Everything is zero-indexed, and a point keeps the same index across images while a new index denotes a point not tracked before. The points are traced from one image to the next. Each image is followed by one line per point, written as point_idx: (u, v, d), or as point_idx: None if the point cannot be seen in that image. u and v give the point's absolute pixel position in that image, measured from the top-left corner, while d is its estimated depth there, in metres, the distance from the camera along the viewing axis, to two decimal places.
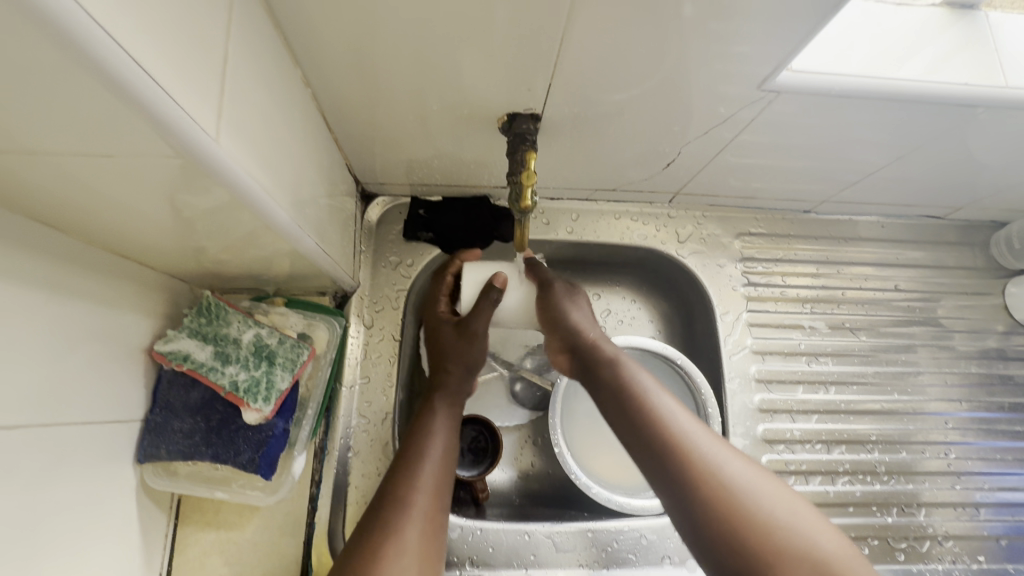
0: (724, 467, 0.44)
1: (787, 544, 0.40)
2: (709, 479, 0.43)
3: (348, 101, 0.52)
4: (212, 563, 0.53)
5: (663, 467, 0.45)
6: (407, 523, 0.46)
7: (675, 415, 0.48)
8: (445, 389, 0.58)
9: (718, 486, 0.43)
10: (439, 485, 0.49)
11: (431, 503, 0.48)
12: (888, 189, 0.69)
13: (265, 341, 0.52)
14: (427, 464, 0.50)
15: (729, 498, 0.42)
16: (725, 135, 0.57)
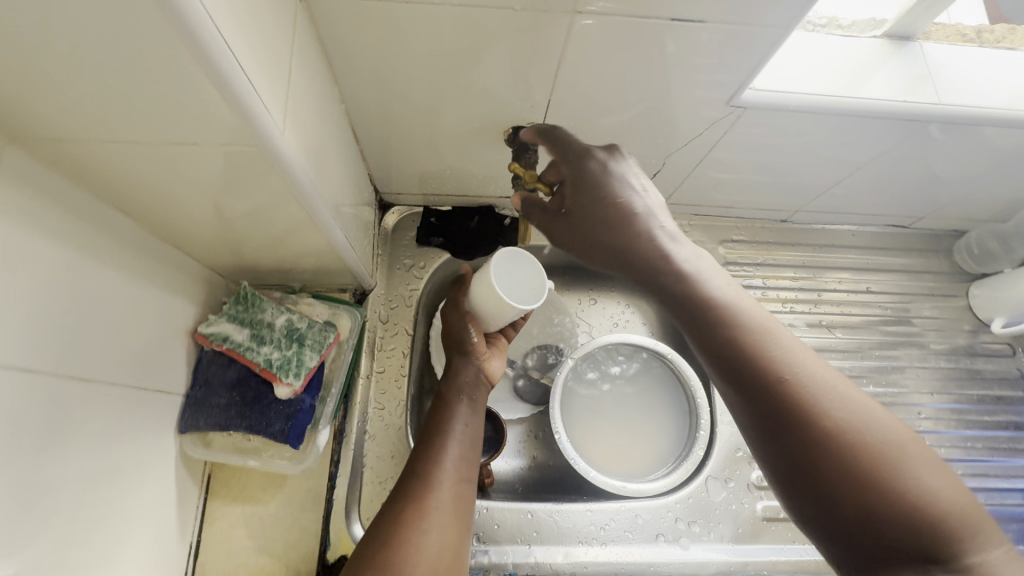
0: (836, 403, 0.39)
1: (899, 490, 0.35)
2: (829, 427, 0.38)
3: (374, 117, 0.60)
4: (237, 535, 0.58)
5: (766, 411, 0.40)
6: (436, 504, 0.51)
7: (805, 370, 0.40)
8: (459, 381, 0.62)
9: (848, 436, 0.37)
10: (461, 468, 0.55)
11: (454, 487, 0.53)
12: (854, 199, 0.76)
13: (295, 325, 0.57)
14: (451, 449, 0.56)
15: (854, 443, 0.37)
16: (702, 148, 0.64)
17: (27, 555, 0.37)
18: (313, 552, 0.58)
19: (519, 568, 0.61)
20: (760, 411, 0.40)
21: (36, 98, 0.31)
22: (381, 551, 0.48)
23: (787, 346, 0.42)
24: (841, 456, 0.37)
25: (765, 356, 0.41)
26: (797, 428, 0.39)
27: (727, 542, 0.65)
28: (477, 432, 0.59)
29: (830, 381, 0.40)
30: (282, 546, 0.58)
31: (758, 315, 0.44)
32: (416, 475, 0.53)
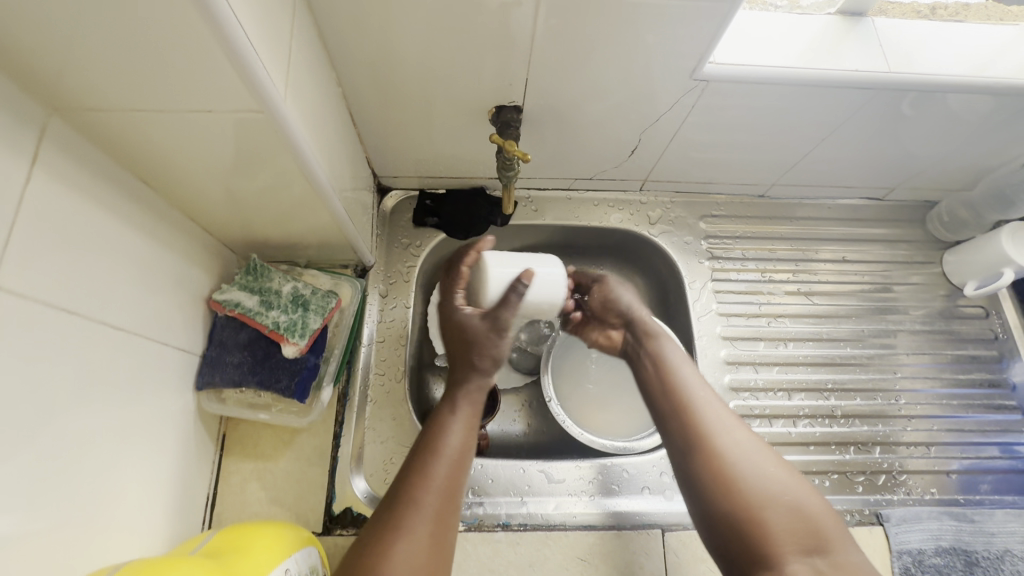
0: (735, 453, 0.55)
1: (755, 509, 0.52)
2: (736, 488, 0.53)
3: (368, 101, 0.65)
4: (250, 489, 0.62)
5: (701, 491, 0.55)
6: (417, 537, 0.50)
7: (724, 425, 0.57)
8: (465, 392, 0.60)
9: (755, 489, 0.53)
10: (448, 495, 0.54)
11: (437, 517, 0.52)
12: (826, 171, 0.80)
13: (300, 292, 0.62)
14: (439, 473, 0.55)
15: (750, 493, 0.52)
16: (673, 122, 0.68)
17: (66, 475, 0.42)
18: (321, 504, 0.63)
19: (513, 518, 0.66)
20: (692, 460, 0.57)
21: (78, 71, 0.37)
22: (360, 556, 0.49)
23: (718, 421, 0.58)
24: (745, 502, 0.52)
25: (711, 465, 0.55)
26: (719, 504, 0.53)
27: None
28: (467, 447, 0.58)
29: (745, 442, 0.56)
30: (291, 498, 0.63)
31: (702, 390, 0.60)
32: (400, 499, 0.52)
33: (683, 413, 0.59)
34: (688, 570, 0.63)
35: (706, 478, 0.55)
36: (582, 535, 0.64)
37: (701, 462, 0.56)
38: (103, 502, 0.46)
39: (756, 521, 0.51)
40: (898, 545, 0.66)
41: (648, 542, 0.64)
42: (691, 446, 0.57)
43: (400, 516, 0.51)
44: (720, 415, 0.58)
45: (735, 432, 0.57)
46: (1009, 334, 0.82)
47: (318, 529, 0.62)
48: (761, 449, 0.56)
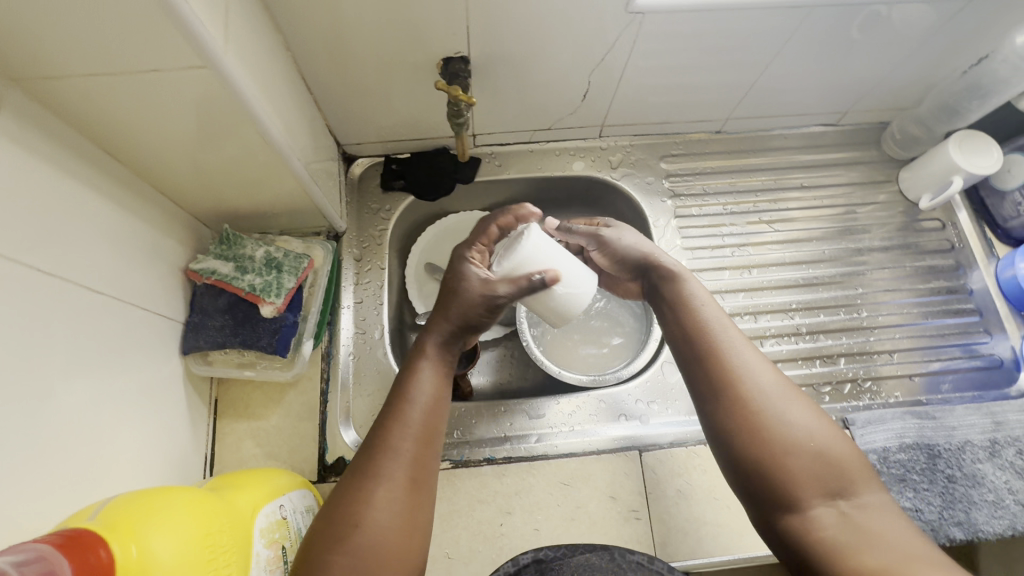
0: (757, 384, 0.49)
1: (784, 442, 0.46)
2: (762, 421, 0.47)
3: (319, 67, 0.66)
4: (246, 447, 0.66)
5: (725, 432, 0.48)
6: (396, 484, 0.47)
7: (745, 357, 0.50)
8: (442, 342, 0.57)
9: (780, 433, 0.46)
10: (425, 440, 0.50)
11: (414, 463, 0.49)
12: (779, 99, 0.82)
13: (273, 255, 0.65)
14: (413, 417, 0.51)
15: (776, 442, 0.46)
16: (618, 61, 0.70)
17: (63, 429, 0.45)
18: (314, 455, 0.67)
19: (497, 453, 0.69)
20: (719, 404, 0.49)
21: (23, 36, 0.39)
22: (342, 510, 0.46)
23: (755, 372, 0.50)
24: (771, 447, 0.46)
25: (736, 400, 0.48)
26: (751, 443, 0.47)
27: (683, 415, 0.72)
28: (443, 391, 0.54)
29: (778, 393, 0.48)
30: (286, 452, 0.66)
31: (715, 319, 0.53)
32: (373, 445, 0.49)
33: (710, 366, 0.50)
34: (666, 484, 0.67)
35: (733, 417, 0.48)
36: (564, 461, 0.67)
37: (731, 415, 0.48)
38: (102, 457, 0.49)
39: (787, 453, 0.46)
40: (863, 445, 0.70)
41: (627, 464, 0.67)
42: (720, 400, 0.49)
43: (375, 463, 0.48)
44: (738, 344, 0.51)
45: (761, 369, 0.50)
46: (965, 243, 0.84)
47: (314, 477, 0.66)
48: (797, 403, 0.48)
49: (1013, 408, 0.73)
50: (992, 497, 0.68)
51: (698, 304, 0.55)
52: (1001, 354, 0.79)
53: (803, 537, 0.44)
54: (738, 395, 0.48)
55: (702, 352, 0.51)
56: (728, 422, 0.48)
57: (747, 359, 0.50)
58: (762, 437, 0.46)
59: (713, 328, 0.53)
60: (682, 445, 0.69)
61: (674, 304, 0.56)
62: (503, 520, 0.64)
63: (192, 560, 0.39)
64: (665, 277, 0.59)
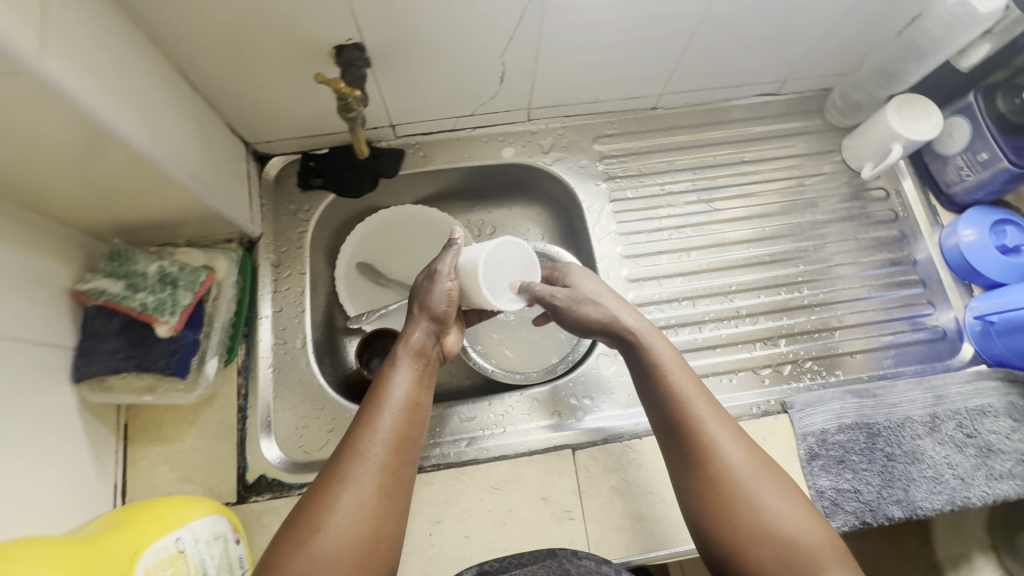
0: (729, 467, 0.50)
1: (754, 529, 0.47)
2: (732, 507, 0.49)
3: (205, 64, 0.60)
4: (160, 471, 0.63)
5: (698, 514, 0.50)
6: (364, 496, 0.46)
7: (718, 439, 0.51)
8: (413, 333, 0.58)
9: (748, 517, 0.48)
10: (398, 450, 0.50)
11: (385, 473, 0.48)
12: (712, 71, 0.78)
13: (168, 270, 0.61)
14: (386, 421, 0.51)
15: (749, 522, 0.48)
16: (531, 37, 0.65)
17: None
18: (233, 475, 0.64)
19: (426, 460, 0.66)
20: (693, 486, 0.51)
21: None
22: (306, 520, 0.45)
23: (728, 447, 0.51)
24: (739, 531, 0.48)
25: (707, 484, 0.50)
26: (721, 524, 0.49)
27: (619, 408, 0.70)
28: (418, 397, 0.54)
29: (752, 477, 0.50)
30: (202, 474, 0.64)
31: (688, 396, 0.53)
32: (346, 450, 0.49)
33: (683, 444, 0.52)
34: (599, 482, 0.65)
35: (704, 501, 0.50)
36: (494, 464, 0.65)
37: (703, 499, 0.50)
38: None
39: (755, 541, 0.47)
40: (802, 429, 0.68)
41: (559, 463, 0.65)
42: (695, 482, 0.51)
43: (343, 473, 0.47)
44: (712, 425, 0.52)
45: (732, 449, 0.51)
46: (909, 212, 0.82)
47: (233, 498, 0.63)
48: (771, 481, 0.49)
49: (953, 381, 0.71)
50: (931, 474, 0.67)
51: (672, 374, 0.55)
52: (945, 325, 0.77)
53: None
54: (710, 481, 0.50)
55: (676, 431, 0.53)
56: (699, 504, 0.50)
57: (719, 439, 0.51)
58: (730, 520, 0.48)
59: (687, 405, 0.53)
60: (616, 440, 0.67)
61: (650, 381, 0.56)
62: (432, 530, 0.62)
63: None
64: (633, 348, 0.58)
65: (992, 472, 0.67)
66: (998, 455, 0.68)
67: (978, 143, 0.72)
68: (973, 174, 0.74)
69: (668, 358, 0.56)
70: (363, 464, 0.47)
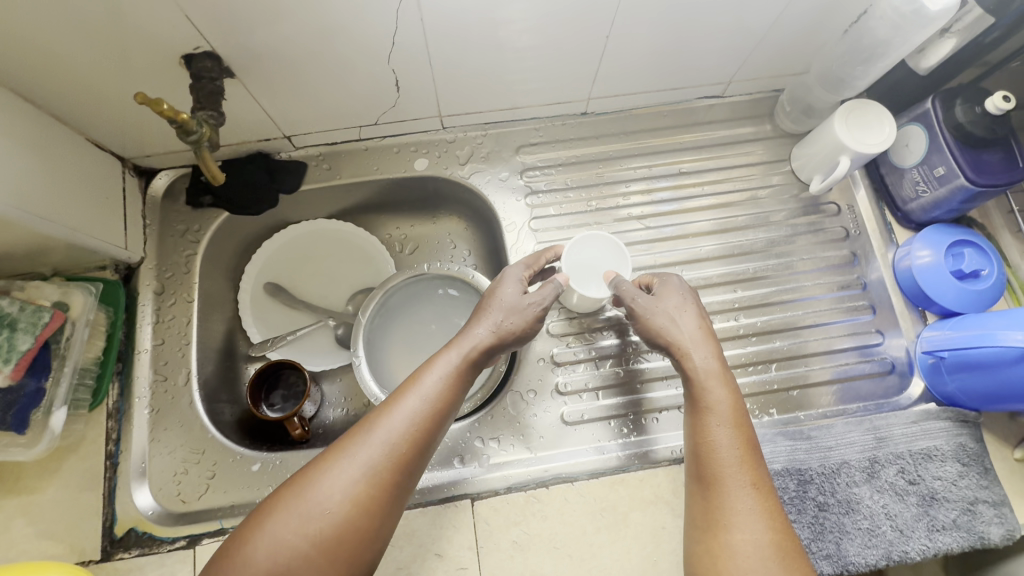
0: (742, 535, 0.47)
1: None
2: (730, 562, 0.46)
3: (38, 78, 0.53)
4: (17, 526, 0.58)
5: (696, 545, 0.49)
6: (371, 478, 0.47)
7: (749, 501, 0.48)
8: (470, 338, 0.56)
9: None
10: (416, 453, 0.49)
11: (396, 469, 0.48)
12: (642, 74, 0.70)
13: (6, 310, 0.54)
14: (410, 420, 0.50)
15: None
16: (417, 37, 0.57)
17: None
18: (98, 529, 0.58)
19: None
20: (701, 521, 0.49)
21: None
22: (307, 479, 0.47)
23: (745, 509, 0.48)
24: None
25: (716, 531, 0.48)
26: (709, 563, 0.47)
27: (527, 452, 0.64)
28: (446, 413, 0.52)
29: (764, 559, 0.45)
30: (63, 529, 0.58)
31: (738, 451, 0.50)
32: (367, 427, 0.49)
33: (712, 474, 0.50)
34: (500, 536, 0.59)
35: (707, 537, 0.48)
36: None
37: (705, 530, 0.49)
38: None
39: None
40: None
41: (456, 515, 0.60)
42: (706, 517, 0.49)
43: (357, 446, 0.48)
44: (749, 493, 0.48)
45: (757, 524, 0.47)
46: (861, 230, 0.75)
47: (97, 556, 0.58)
48: (776, 569, 0.45)
49: (898, 421, 0.65)
50: (866, 525, 0.61)
51: (735, 424, 0.52)
52: (894, 357, 0.71)
53: None
54: (722, 529, 0.48)
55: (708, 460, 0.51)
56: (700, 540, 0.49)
57: (748, 502, 0.48)
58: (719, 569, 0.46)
59: (731, 453, 0.50)
60: (520, 489, 0.61)
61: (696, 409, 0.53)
62: None
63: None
64: (687, 376, 0.54)
65: (935, 523, 0.61)
66: (942, 504, 0.62)
67: (934, 157, 0.64)
68: (930, 191, 0.66)
69: (737, 413, 0.52)
70: (379, 448, 0.48)
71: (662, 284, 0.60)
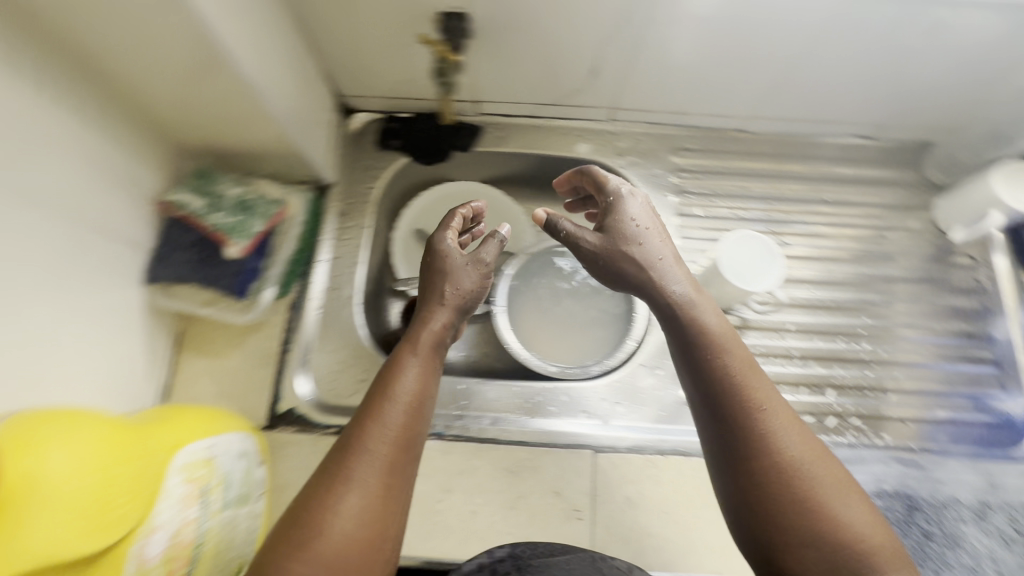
0: (805, 477, 0.44)
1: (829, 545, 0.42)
2: (809, 529, 0.42)
3: (319, 12, 0.63)
4: (201, 383, 0.66)
5: (767, 548, 0.44)
6: (370, 493, 0.44)
7: (790, 446, 0.46)
8: (428, 326, 0.54)
9: (823, 529, 0.42)
10: (406, 445, 0.47)
11: (393, 472, 0.45)
12: (810, 103, 0.75)
13: (246, 197, 0.65)
14: (395, 419, 0.47)
15: (814, 532, 0.42)
16: (634, 34, 0.64)
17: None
18: (266, 402, 0.66)
19: (448, 429, 0.67)
20: (761, 517, 0.44)
21: None
22: (295, 523, 0.42)
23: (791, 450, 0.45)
24: (813, 554, 0.42)
25: (779, 503, 0.43)
26: (796, 552, 0.42)
27: (646, 422, 0.69)
28: (429, 394, 0.50)
29: (827, 490, 0.44)
30: (238, 395, 0.66)
31: (763, 402, 0.47)
32: (345, 450, 0.45)
33: (754, 468, 0.45)
34: (614, 489, 0.64)
35: (776, 522, 0.43)
36: (514, 449, 0.65)
37: (771, 523, 0.43)
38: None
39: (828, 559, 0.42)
40: None
41: (577, 461, 0.65)
42: (765, 507, 0.44)
43: (345, 469, 0.44)
44: (792, 432, 0.46)
45: (809, 458, 0.45)
46: (994, 288, 0.77)
47: (263, 423, 0.65)
48: (834, 490, 0.44)
49: (1015, 473, 0.67)
50: (970, 563, 0.62)
51: (750, 378, 0.49)
52: (1012, 414, 0.72)
53: None
54: (783, 499, 0.43)
55: (743, 445, 0.46)
56: (770, 533, 0.43)
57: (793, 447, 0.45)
58: (804, 541, 0.42)
59: (757, 411, 0.47)
60: (639, 453, 0.66)
61: (710, 381, 0.49)
62: (441, 497, 0.63)
63: (88, 530, 0.40)
64: (696, 336, 0.51)
65: None
66: None
67: None
68: None
69: (746, 364, 0.49)
70: (371, 460, 0.44)
71: (625, 198, 0.57)
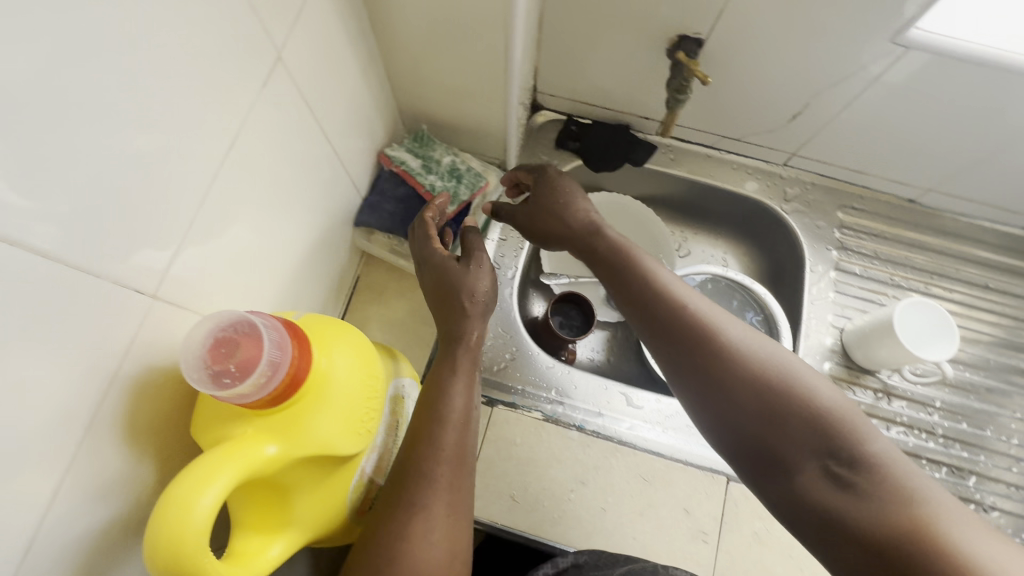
0: (747, 362, 0.46)
1: (784, 414, 0.44)
2: (767, 408, 0.44)
3: (561, 12, 0.68)
4: (370, 328, 0.71)
5: (741, 447, 0.45)
6: (445, 510, 0.45)
7: (733, 336, 0.48)
8: (466, 344, 0.53)
9: (777, 403, 0.44)
10: (463, 459, 0.48)
11: (457, 488, 0.46)
12: (997, 189, 0.76)
13: (457, 166, 0.71)
14: (450, 441, 0.47)
15: (770, 405, 0.44)
16: (850, 90, 0.67)
17: (245, 210, 0.44)
18: (424, 359, 0.70)
19: (587, 424, 0.69)
20: (721, 415, 0.46)
21: None
22: (378, 546, 0.43)
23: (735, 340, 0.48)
24: (779, 434, 0.43)
25: (733, 391, 0.46)
26: (757, 435, 0.44)
27: None
28: (473, 413, 0.51)
29: (778, 367, 0.45)
30: (400, 346, 0.70)
31: (701, 309, 0.50)
32: (412, 480, 0.45)
33: (708, 373, 0.47)
34: (746, 520, 0.64)
35: (735, 411, 0.45)
36: (651, 458, 0.67)
37: (730, 414, 0.46)
38: (241, 241, 0.45)
39: (784, 428, 0.43)
40: None
41: (711, 485, 0.66)
42: (718, 399, 0.46)
43: (416, 497, 0.44)
44: (738, 331, 0.49)
45: (755, 342, 0.47)
46: None
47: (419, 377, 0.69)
48: (780, 363, 0.46)
49: None
50: None
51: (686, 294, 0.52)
52: None
53: (808, 506, 0.42)
54: (736, 385, 0.46)
55: (694, 348, 0.48)
56: (732, 426, 0.46)
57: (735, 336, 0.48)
58: (764, 422, 0.44)
59: (699, 317, 0.50)
60: None
61: (651, 300, 0.52)
62: (576, 487, 0.65)
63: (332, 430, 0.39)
64: (631, 267, 0.55)
65: None
66: None
67: None
68: None
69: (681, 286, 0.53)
70: (440, 484, 0.45)
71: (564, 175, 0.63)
